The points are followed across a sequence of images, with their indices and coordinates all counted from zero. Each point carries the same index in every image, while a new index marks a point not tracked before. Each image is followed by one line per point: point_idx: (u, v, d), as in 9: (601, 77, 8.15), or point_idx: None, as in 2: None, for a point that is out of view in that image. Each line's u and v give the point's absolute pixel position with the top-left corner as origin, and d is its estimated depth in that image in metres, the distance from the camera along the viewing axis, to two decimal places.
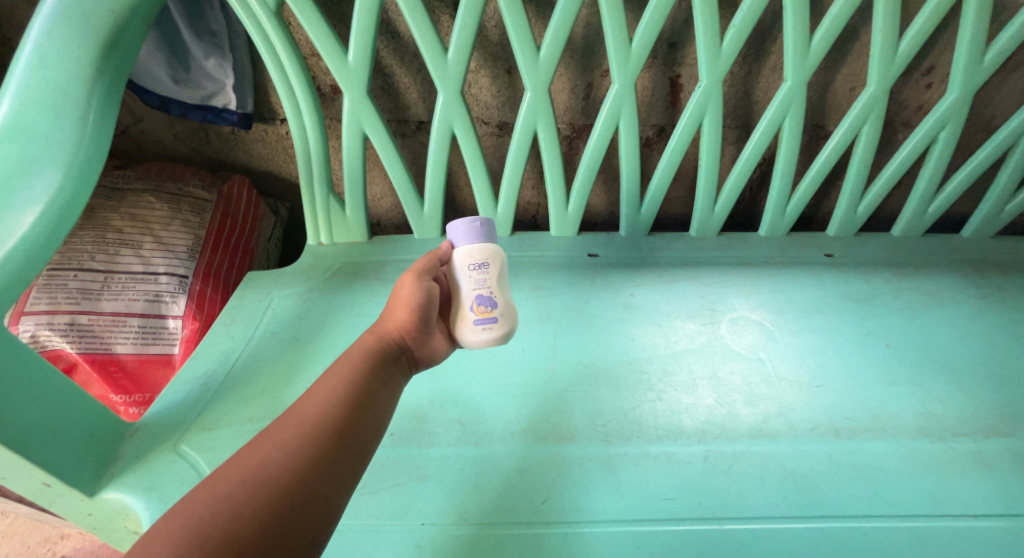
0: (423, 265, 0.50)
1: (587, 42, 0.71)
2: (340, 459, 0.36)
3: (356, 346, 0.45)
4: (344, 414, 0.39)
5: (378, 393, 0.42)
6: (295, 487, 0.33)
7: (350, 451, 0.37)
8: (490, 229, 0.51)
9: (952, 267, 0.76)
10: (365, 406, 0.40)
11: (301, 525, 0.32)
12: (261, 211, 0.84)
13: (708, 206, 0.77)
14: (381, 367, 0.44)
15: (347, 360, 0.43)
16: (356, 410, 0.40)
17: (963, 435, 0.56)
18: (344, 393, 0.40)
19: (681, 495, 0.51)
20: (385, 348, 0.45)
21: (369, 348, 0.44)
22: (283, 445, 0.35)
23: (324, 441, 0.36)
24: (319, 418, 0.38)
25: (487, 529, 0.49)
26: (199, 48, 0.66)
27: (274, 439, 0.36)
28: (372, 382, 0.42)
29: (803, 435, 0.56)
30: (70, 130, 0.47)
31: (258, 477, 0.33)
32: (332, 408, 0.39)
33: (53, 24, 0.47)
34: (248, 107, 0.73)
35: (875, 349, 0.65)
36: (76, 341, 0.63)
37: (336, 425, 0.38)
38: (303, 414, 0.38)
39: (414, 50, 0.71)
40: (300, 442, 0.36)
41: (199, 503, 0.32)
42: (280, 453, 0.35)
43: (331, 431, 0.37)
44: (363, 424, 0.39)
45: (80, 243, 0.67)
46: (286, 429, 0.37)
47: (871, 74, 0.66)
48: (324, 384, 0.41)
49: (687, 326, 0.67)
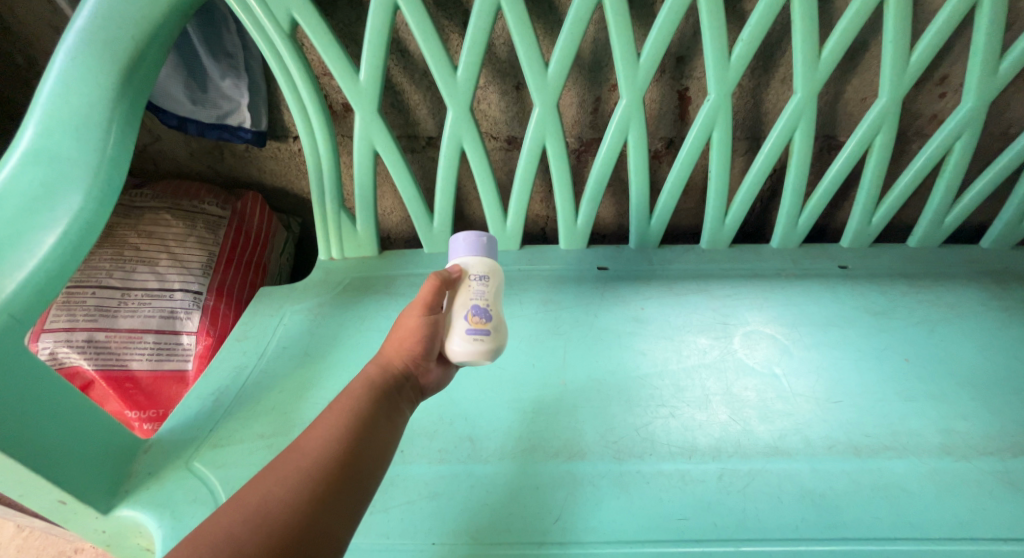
0: (428, 297, 0.46)
1: (596, 57, 0.72)
2: (341, 497, 0.36)
3: (360, 377, 0.45)
4: (347, 449, 0.39)
5: (383, 425, 0.42)
6: (293, 530, 0.34)
7: (353, 486, 0.37)
8: (489, 244, 0.50)
9: (971, 279, 0.75)
10: (368, 440, 0.40)
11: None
12: (273, 227, 0.85)
13: (719, 218, 0.76)
14: (386, 397, 0.44)
15: (349, 391, 0.43)
16: (360, 443, 0.40)
17: (989, 454, 0.55)
18: (346, 428, 0.40)
19: (696, 515, 0.51)
20: (389, 378, 0.45)
21: (373, 378, 0.44)
22: (284, 484, 0.36)
23: (326, 479, 0.37)
24: (319, 456, 0.38)
25: (499, 550, 0.49)
26: (216, 69, 0.68)
27: (276, 476, 0.36)
28: (375, 414, 0.42)
29: (821, 453, 0.55)
30: (91, 153, 0.49)
31: (257, 520, 0.33)
32: (334, 444, 0.39)
33: (77, 51, 0.49)
34: (262, 125, 0.74)
35: (893, 364, 0.64)
36: (93, 358, 0.64)
37: (337, 461, 0.38)
38: (305, 451, 0.38)
39: (424, 67, 0.72)
40: (300, 482, 0.36)
41: (197, 548, 0.32)
42: (280, 493, 0.35)
43: (333, 468, 0.37)
44: (368, 456, 0.39)
45: (99, 261, 0.69)
46: (285, 466, 0.37)
47: (883, 85, 0.66)
48: (328, 415, 0.41)
49: (699, 341, 0.66)
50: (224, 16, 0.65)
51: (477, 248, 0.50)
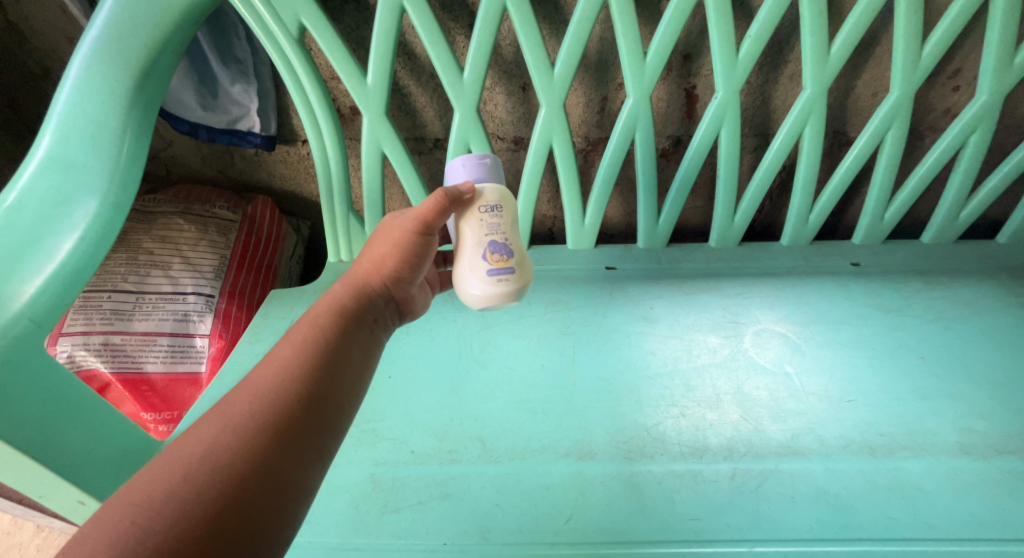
0: (427, 212, 0.43)
1: (602, 56, 0.71)
2: (302, 442, 0.34)
3: (328, 301, 0.42)
4: (309, 388, 0.36)
5: (353, 356, 0.40)
6: (250, 481, 0.31)
7: (318, 426, 0.35)
8: (491, 166, 0.47)
9: (988, 275, 0.73)
10: (335, 375, 0.38)
11: (259, 523, 0.30)
12: (283, 230, 0.86)
13: (728, 216, 0.76)
14: (355, 326, 0.41)
15: (315, 316, 0.41)
16: (327, 378, 0.37)
17: (1008, 453, 0.54)
18: (308, 362, 0.37)
19: (709, 516, 0.50)
20: (361, 303, 0.43)
21: (346, 300, 0.42)
22: (240, 425, 0.33)
23: (285, 424, 0.34)
24: (277, 396, 0.35)
25: (512, 550, 0.49)
26: (226, 75, 0.68)
27: (230, 416, 0.33)
28: (344, 344, 0.40)
29: (834, 452, 0.54)
30: (106, 160, 0.49)
31: (208, 466, 0.31)
32: (293, 381, 0.36)
33: (92, 60, 0.50)
34: (271, 130, 0.75)
35: (908, 362, 0.63)
36: (109, 360, 0.66)
37: (298, 402, 0.35)
38: (258, 391, 0.35)
39: (430, 69, 0.73)
40: (254, 426, 0.33)
41: (137, 499, 0.29)
42: (233, 437, 0.32)
43: (295, 407, 0.35)
44: (336, 393, 0.37)
45: (114, 266, 0.70)
46: (235, 408, 0.34)
47: (896, 79, 0.65)
48: (289, 344, 0.38)
49: (709, 339, 0.66)
50: (233, 22, 0.66)
51: (478, 172, 0.47)
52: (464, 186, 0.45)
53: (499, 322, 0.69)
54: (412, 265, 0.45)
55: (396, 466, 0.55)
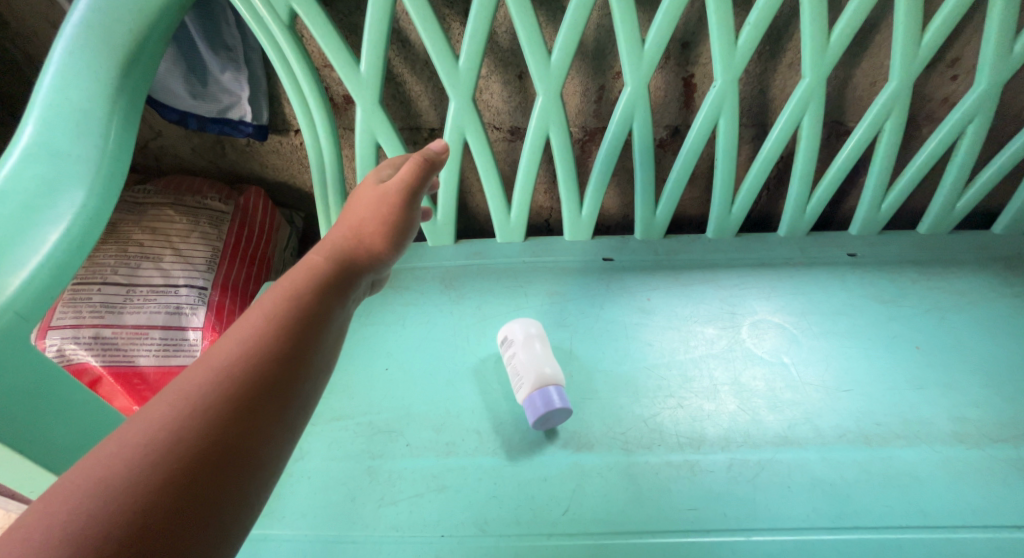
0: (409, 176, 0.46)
1: (599, 45, 0.70)
2: (282, 393, 0.33)
3: (309, 264, 0.41)
4: (283, 345, 0.34)
5: (337, 314, 0.39)
6: (228, 431, 0.29)
7: (290, 391, 0.33)
8: None
9: (983, 265, 0.74)
10: (309, 336, 0.36)
11: (237, 475, 0.29)
12: (277, 222, 0.85)
13: (725, 207, 0.75)
14: (328, 289, 0.40)
15: (295, 276, 0.40)
16: (300, 340, 0.35)
17: (1002, 441, 0.54)
18: (288, 317, 0.36)
19: (706, 506, 0.50)
20: (332, 269, 0.41)
21: (330, 260, 0.42)
22: (205, 392, 0.30)
23: (262, 378, 0.32)
24: (254, 351, 0.33)
25: (509, 541, 0.49)
26: (215, 63, 0.67)
27: (194, 383, 0.31)
28: (317, 306, 0.38)
29: (831, 442, 0.55)
30: (91, 148, 0.48)
31: (169, 437, 0.28)
32: (272, 334, 0.34)
33: (75, 45, 0.49)
34: (263, 119, 0.74)
35: (904, 352, 0.63)
36: (100, 354, 0.65)
37: (277, 356, 0.34)
38: (233, 348, 0.33)
39: (425, 58, 0.71)
40: (230, 379, 0.31)
41: (95, 473, 0.26)
42: (199, 404, 0.30)
43: (266, 372, 0.33)
44: (309, 354, 0.35)
45: (103, 258, 0.69)
46: (204, 369, 0.32)
47: (895, 68, 0.64)
48: (258, 307, 0.36)
49: (706, 331, 0.66)
50: (222, 8, 0.64)
51: None
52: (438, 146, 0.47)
53: (496, 314, 0.69)
54: (388, 227, 0.45)
55: (392, 459, 0.54)
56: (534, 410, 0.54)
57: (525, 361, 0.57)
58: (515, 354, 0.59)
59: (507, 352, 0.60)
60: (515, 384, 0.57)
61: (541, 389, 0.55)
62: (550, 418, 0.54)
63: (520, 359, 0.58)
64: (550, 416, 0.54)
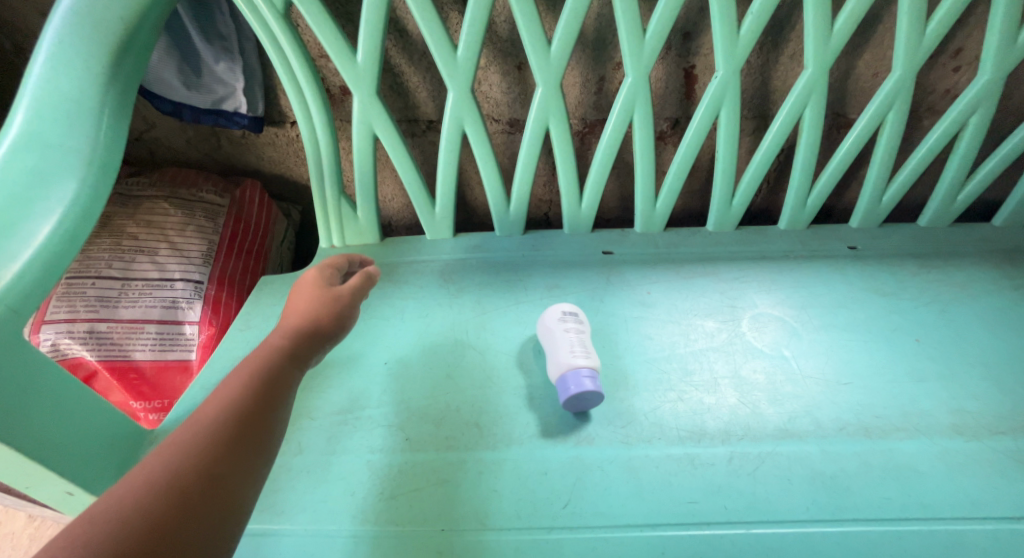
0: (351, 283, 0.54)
1: (599, 35, 0.70)
2: (247, 453, 0.34)
3: (258, 350, 0.43)
4: (259, 405, 0.37)
5: (287, 396, 0.40)
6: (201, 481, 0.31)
7: (263, 446, 0.35)
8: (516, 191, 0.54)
9: (984, 257, 0.73)
10: (276, 402, 0.39)
11: (209, 526, 0.30)
12: (273, 215, 0.84)
13: (726, 200, 0.75)
14: (282, 367, 0.42)
15: (244, 365, 0.40)
16: (271, 403, 0.38)
17: (1001, 433, 0.54)
18: (246, 393, 0.37)
19: (707, 499, 0.50)
20: (273, 353, 0.43)
21: (275, 347, 0.43)
22: (190, 444, 0.32)
23: (236, 435, 0.34)
24: (220, 414, 0.35)
25: (509, 535, 0.49)
26: (209, 52, 0.66)
27: (178, 438, 0.33)
28: (275, 379, 0.40)
29: (832, 435, 0.55)
30: (83, 139, 0.47)
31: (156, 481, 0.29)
32: (235, 404, 0.36)
33: (64, 33, 0.48)
34: (259, 110, 0.73)
35: (904, 345, 0.63)
36: (95, 349, 0.64)
37: (241, 419, 0.36)
38: (203, 412, 0.35)
39: (423, 48, 0.70)
40: (201, 438, 0.33)
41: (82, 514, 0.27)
42: (183, 454, 0.31)
43: (244, 427, 0.35)
44: (276, 417, 0.38)
45: (97, 252, 0.68)
46: (189, 424, 0.34)
47: (898, 58, 0.63)
48: (230, 380, 0.39)
49: (706, 324, 0.66)
50: None
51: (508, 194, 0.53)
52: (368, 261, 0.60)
53: (495, 307, 0.68)
54: (318, 323, 0.48)
55: (391, 453, 0.54)
56: (576, 383, 0.54)
57: (585, 344, 0.58)
58: (577, 331, 0.59)
59: (565, 323, 0.60)
60: (567, 352, 0.57)
61: (589, 372, 0.55)
62: (580, 398, 0.54)
63: (582, 339, 0.58)
64: (587, 396, 0.54)
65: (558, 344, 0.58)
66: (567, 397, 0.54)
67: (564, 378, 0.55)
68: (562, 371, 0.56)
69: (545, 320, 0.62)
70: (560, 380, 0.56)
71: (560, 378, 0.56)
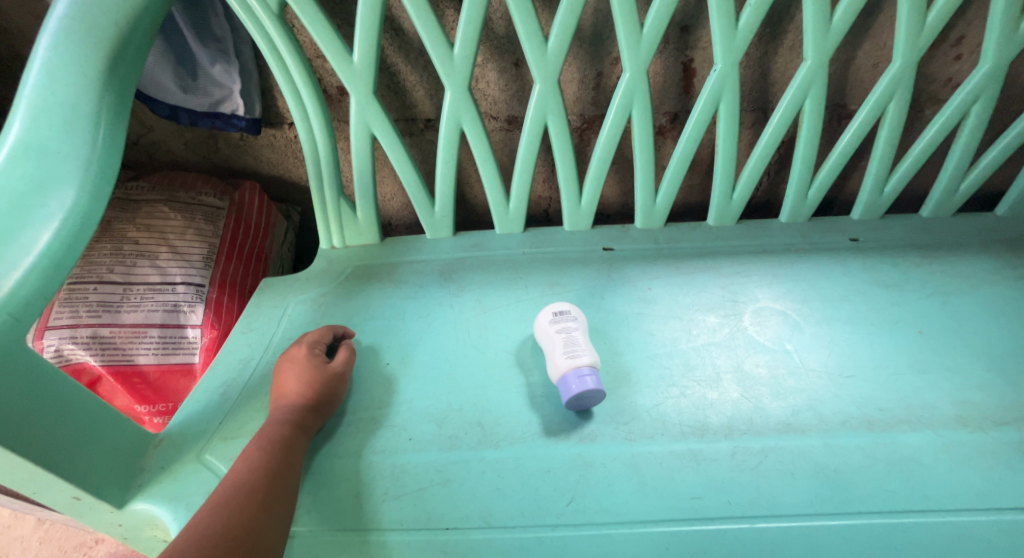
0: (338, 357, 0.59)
1: (596, 30, 0.69)
2: (266, 513, 0.43)
3: (263, 431, 0.51)
4: (271, 473, 0.46)
5: (294, 465, 0.49)
6: (233, 541, 0.40)
7: (276, 505, 0.45)
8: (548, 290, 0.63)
9: (986, 247, 0.73)
10: (284, 472, 0.48)
11: None
12: (273, 217, 0.84)
13: (726, 194, 0.75)
14: (287, 442, 0.50)
15: (249, 447, 0.49)
16: (280, 473, 0.47)
17: (1005, 424, 0.54)
18: (257, 468, 0.46)
19: (710, 494, 0.50)
20: (274, 435, 0.50)
21: (275, 425, 0.51)
22: (221, 509, 0.42)
23: (256, 499, 0.44)
24: (239, 485, 0.44)
25: (513, 533, 0.49)
26: (205, 55, 0.66)
27: (211, 507, 0.42)
28: (283, 454, 0.49)
29: (834, 428, 0.54)
30: (81, 144, 0.47)
31: (200, 539, 0.39)
32: (248, 478, 0.45)
33: (59, 39, 0.48)
34: (256, 113, 0.73)
35: (907, 336, 0.63)
36: (98, 354, 0.64)
37: (258, 487, 0.45)
38: (228, 484, 0.44)
39: (419, 46, 0.70)
40: (225, 508, 0.42)
41: None
42: (217, 518, 0.41)
43: (260, 493, 0.44)
44: (286, 482, 0.47)
45: (99, 257, 0.68)
46: (217, 496, 0.43)
47: (899, 47, 0.63)
48: (243, 459, 0.47)
49: (708, 319, 0.65)
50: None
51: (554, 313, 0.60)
52: (347, 328, 0.64)
53: (496, 306, 0.68)
54: (308, 402, 0.54)
55: (394, 454, 0.54)
56: (577, 382, 0.54)
57: (581, 341, 0.57)
58: (573, 330, 0.59)
59: (559, 322, 0.60)
60: (564, 352, 0.56)
61: (590, 370, 0.55)
62: (583, 397, 0.54)
63: (578, 337, 0.58)
64: (589, 394, 0.54)
65: (554, 346, 0.58)
66: (570, 397, 0.54)
67: (566, 377, 0.55)
68: (561, 372, 0.56)
69: (539, 323, 0.61)
70: (562, 380, 0.55)
71: (561, 380, 0.55)
